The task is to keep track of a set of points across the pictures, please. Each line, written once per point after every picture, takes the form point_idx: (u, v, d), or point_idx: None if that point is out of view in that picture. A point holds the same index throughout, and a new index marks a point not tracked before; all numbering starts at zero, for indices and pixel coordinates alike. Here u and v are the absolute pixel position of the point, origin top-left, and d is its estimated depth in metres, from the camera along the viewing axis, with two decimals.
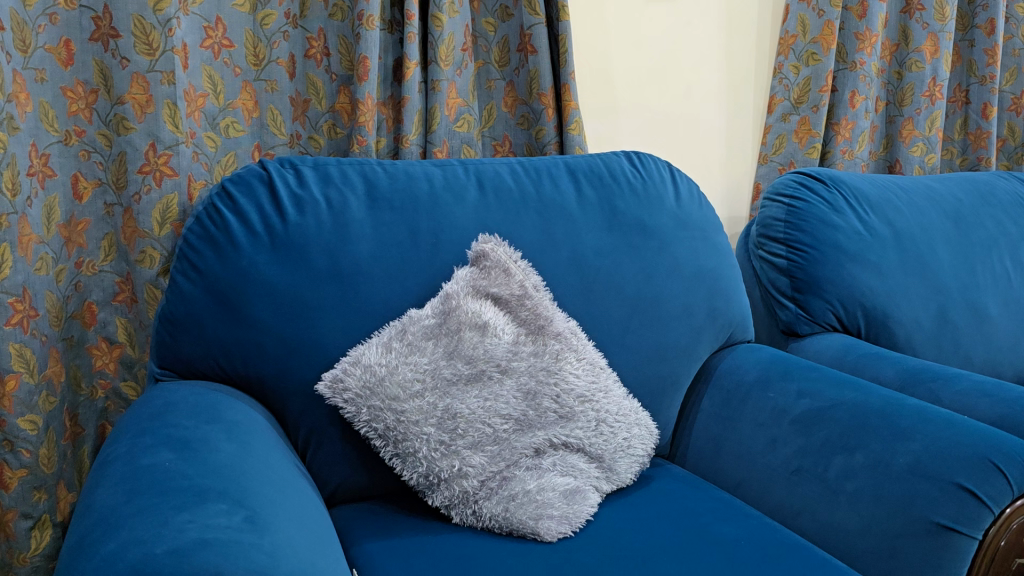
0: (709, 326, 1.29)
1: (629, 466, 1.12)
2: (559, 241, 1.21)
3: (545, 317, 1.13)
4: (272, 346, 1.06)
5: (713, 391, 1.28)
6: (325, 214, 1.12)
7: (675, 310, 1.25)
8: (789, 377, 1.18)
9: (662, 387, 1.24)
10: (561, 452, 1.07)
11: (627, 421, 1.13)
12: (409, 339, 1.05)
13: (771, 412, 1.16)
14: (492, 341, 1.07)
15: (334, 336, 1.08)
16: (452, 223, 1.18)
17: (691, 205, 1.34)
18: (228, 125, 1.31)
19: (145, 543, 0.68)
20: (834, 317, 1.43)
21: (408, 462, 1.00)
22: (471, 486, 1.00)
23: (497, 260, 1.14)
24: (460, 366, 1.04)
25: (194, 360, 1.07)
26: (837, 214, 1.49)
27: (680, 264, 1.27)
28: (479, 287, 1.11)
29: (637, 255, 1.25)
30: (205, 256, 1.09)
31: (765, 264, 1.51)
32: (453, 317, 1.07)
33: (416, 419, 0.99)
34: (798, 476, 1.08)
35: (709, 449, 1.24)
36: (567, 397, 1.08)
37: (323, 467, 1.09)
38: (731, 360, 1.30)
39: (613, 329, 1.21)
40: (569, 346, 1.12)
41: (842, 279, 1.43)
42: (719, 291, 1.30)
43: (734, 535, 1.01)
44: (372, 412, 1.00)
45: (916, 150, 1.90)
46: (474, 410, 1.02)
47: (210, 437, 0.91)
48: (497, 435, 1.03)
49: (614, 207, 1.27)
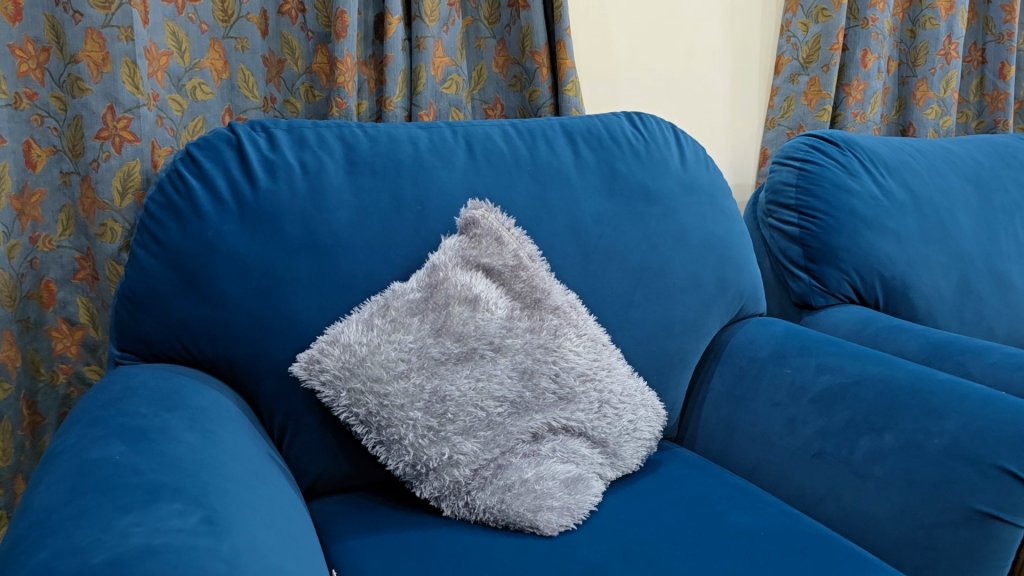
0: (719, 299, 1.19)
1: (635, 451, 1.03)
2: (556, 207, 1.11)
3: (541, 290, 1.03)
4: (242, 326, 0.97)
5: (724, 367, 1.19)
6: (300, 180, 1.02)
7: (682, 282, 1.16)
8: (806, 352, 1.09)
9: (669, 364, 1.15)
10: (561, 437, 0.98)
11: (633, 402, 1.04)
12: (393, 314, 0.95)
13: (788, 390, 1.07)
14: (484, 316, 0.97)
15: (310, 314, 0.98)
16: (438, 189, 1.08)
17: (698, 169, 1.24)
18: (195, 87, 1.20)
19: (82, 551, 0.59)
20: (850, 288, 1.34)
21: (393, 451, 0.91)
22: (462, 475, 0.91)
23: (489, 227, 1.04)
24: (449, 344, 0.94)
25: (157, 342, 0.97)
26: (852, 178, 1.39)
27: (687, 232, 1.18)
28: (469, 257, 1.01)
29: (640, 222, 1.15)
30: (167, 227, 0.99)
31: (776, 233, 1.41)
32: (441, 290, 0.97)
33: (401, 403, 0.90)
34: (821, 460, 0.99)
35: (720, 431, 1.15)
36: (567, 376, 0.99)
37: (301, 457, 0.99)
38: (742, 335, 1.20)
39: (615, 302, 1.11)
40: (568, 321, 1.03)
41: (859, 247, 1.34)
42: (729, 260, 1.20)
43: (752, 526, 0.92)
44: (352, 395, 0.90)
45: (930, 113, 1.81)
46: (465, 393, 0.93)
47: (169, 426, 0.81)
48: (491, 421, 0.93)
49: (614, 169, 1.17)
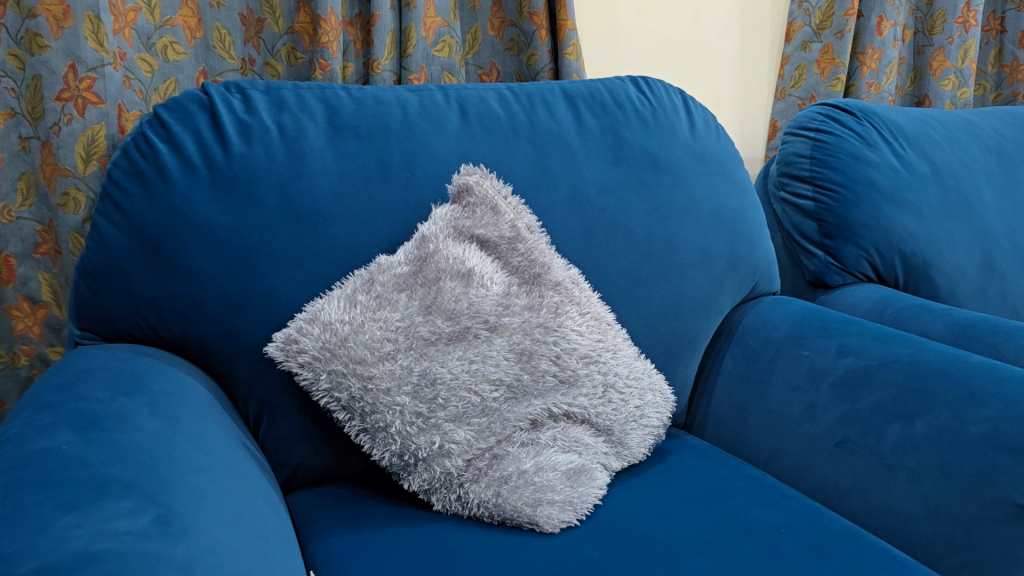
0: (731, 277, 1.11)
1: (642, 440, 0.95)
2: (556, 176, 1.03)
3: (540, 264, 0.95)
4: (213, 303, 0.88)
5: (736, 349, 1.11)
6: (277, 144, 0.94)
7: (691, 258, 1.07)
8: (826, 333, 1.01)
9: (678, 345, 1.07)
10: (562, 424, 0.90)
11: (640, 386, 0.96)
12: (378, 290, 0.86)
13: (807, 374, 0.99)
14: (479, 292, 0.89)
15: (288, 289, 0.90)
16: (429, 155, 0.99)
17: (708, 136, 1.15)
18: (167, 46, 1.11)
19: (8, 559, 0.51)
20: (868, 266, 1.26)
21: (379, 440, 0.83)
22: (454, 467, 0.83)
23: (483, 196, 0.95)
24: (440, 322, 0.86)
25: (119, 320, 0.88)
26: (871, 149, 1.31)
27: (697, 203, 1.09)
28: (462, 227, 0.93)
29: (646, 193, 1.06)
30: (131, 194, 0.90)
31: (788, 207, 1.33)
32: (431, 263, 0.89)
33: (387, 387, 0.82)
34: (844, 449, 0.91)
35: (733, 418, 1.07)
36: (568, 358, 0.90)
37: (279, 446, 0.91)
38: (755, 315, 1.12)
39: (620, 279, 1.03)
40: (570, 298, 0.94)
41: (878, 222, 1.26)
42: (742, 234, 1.12)
43: (771, 522, 0.85)
44: (333, 378, 0.82)
45: (947, 84, 1.72)
46: (457, 376, 0.84)
47: (126, 413, 0.73)
48: (485, 407, 0.85)
49: (618, 136, 1.08)
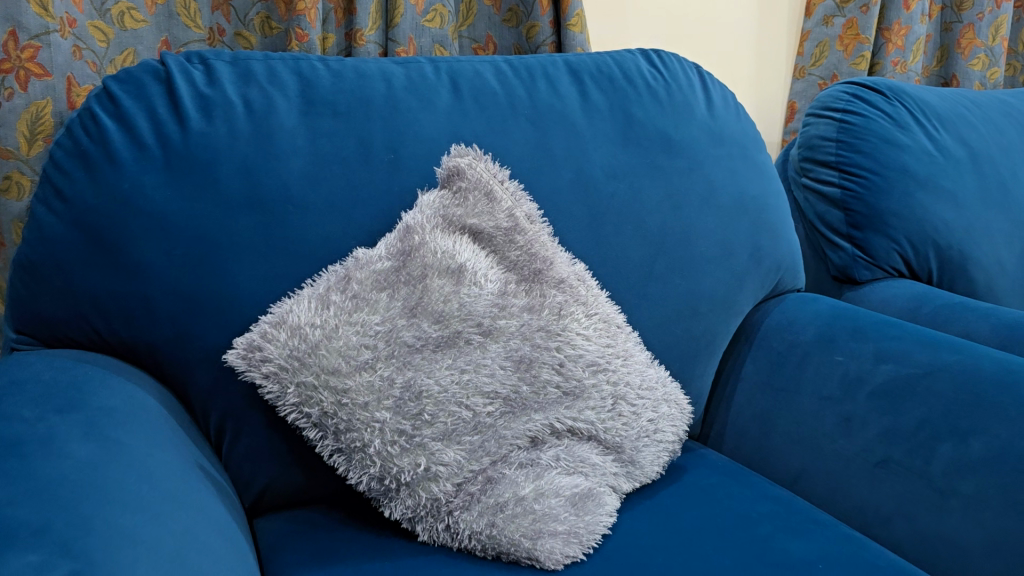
0: (753, 272, 1.00)
1: (655, 458, 0.84)
2: (558, 158, 0.91)
3: (542, 258, 0.83)
4: (167, 304, 0.77)
5: (758, 353, 1.00)
6: (243, 121, 0.82)
7: (709, 251, 0.96)
8: (861, 336, 0.90)
9: (694, 349, 0.96)
10: (565, 442, 0.79)
11: (654, 397, 0.84)
12: (354, 289, 0.75)
13: (840, 382, 0.88)
14: (471, 291, 0.77)
15: (253, 288, 0.79)
16: (416, 134, 0.87)
17: (727, 116, 1.04)
18: (123, 12, 0.99)
19: None
20: (900, 259, 1.15)
21: (355, 462, 0.73)
22: (442, 492, 0.72)
23: (477, 180, 0.83)
24: (426, 326, 0.75)
25: (60, 323, 0.77)
26: (902, 131, 1.19)
27: (715, 190, 0.98)
28: (452, 216, 0.81)
29: (660, 179, 0.95)
30: (73, 178, 0.78)
31: (811, 195, 1.21)
32: (417, 258, 0.77)
33: (365, 402, 0.71)
34: (887, 470, 0.80)
35: (755, 429, 0.96)
36: (573, 366, 0.79)
37: (244, 465, 0.80)
38: (779, 315, 1.01)
39: (630, 275, 0.92)
40: (575, 298, 0.83)
41: (912, 211, 1.15)
42: (765, 225, 1.01)
43: (807, 556, 0.74)
44: (301, 392, 0.71)
45: (976, 64, 1.61)
46: (446, 388, 0.73)
47: (54, 435, 0.62)
48: (478, 423, 0.74)
49: (629, 115, 0.97)
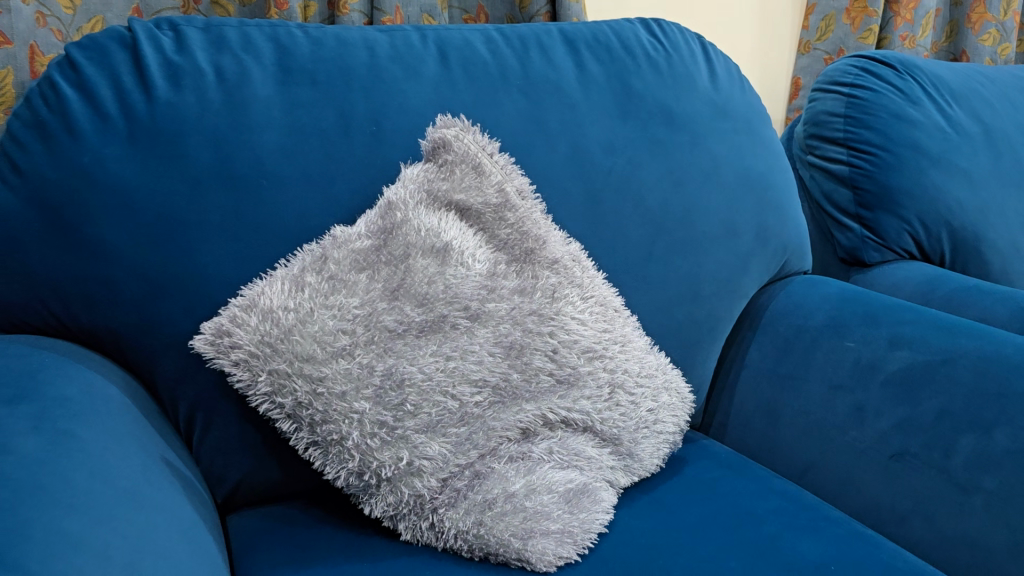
0: (758, 254, 0.94)
1: (655, 450, 0.79)
2: (553, 132, 0.86)
3: (534, 237, 0.77)
4: (130, 286, 0.71)
5: (763, 338, 0.94)
6: (213, 90, 0.76)
7: (713, 231, 0.91)
8: (873, 321, 0.85)
9: (697, 335, 0.91)
10: (559, 434, 0.73)
11: (653, 385, 0.79)
12: (331, 270, 0.70)
13: (851, 370, 0.83)
14: (458, 272, 0.72)
15: (223, 269, 0.73)
16: (400, 106, 0.81)
17: (731, 89, 0.98)
18: None
19: None
20: (911, 240, 1.10)
21: (333, 456, 0.68)
22: (426, 488, 0.67)
23: (465, 153, 0.76)
24: (409, 310, 0.69)
25: (13, 307, 0.71)
26: (914, 106, 1.14)
27: (719, 166, 0.92)
28: (437, 191, 0.75)
29: (661, 154, 0.90)
30: (29, 150, 0.71)
31: (818, 172, 1.16)
32: (399, 235, 0.72)
33: (342, 391, 0.66)
34: (902, 463, 0.75)
35: (759, 419, 0.90)
36: (568, 352, 0.74)
37: (216, 459, 0.76)
38: (785, 298, 0.96)
39: (629, 256, 0.87)
40: (570, 280, 0.77)
41: (924, 190, 1.09)
42: (771, 204, 0.95)
43: (818, 556, 0.69)
44: (273, 380, 0.66)
45: (987, 39, 1.55)
46: (430, 376, 0.68)
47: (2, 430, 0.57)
48: (465, 414, 0.69)
49: (628, 87, 0.91)
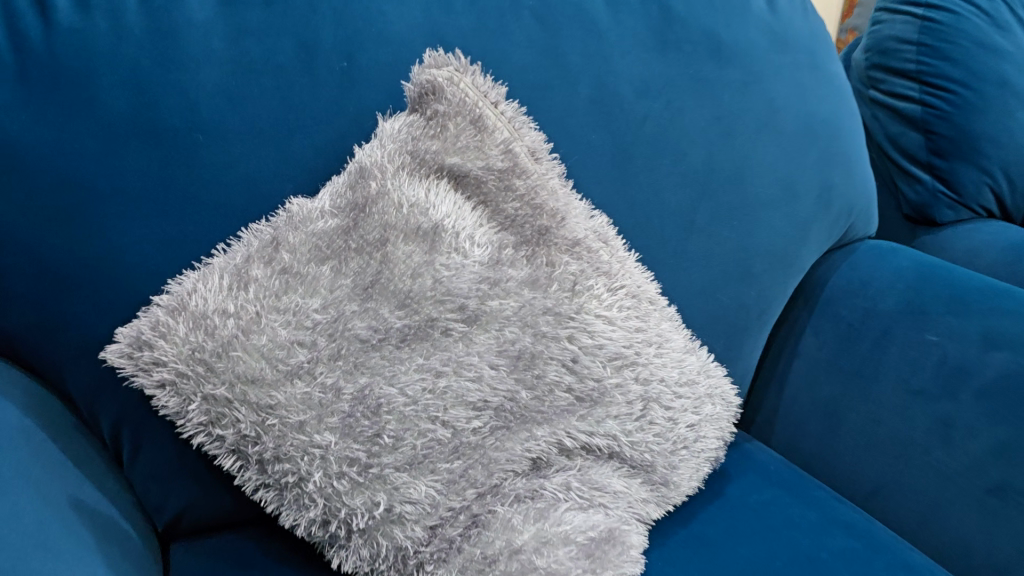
0: (819, 219, 0.78)
1: (694, 474, 0.64)
2: (574, 69, 0.67)
3: (549, 211, 0.59)
4: (27, 273, 0.55)
5: (819, 323, 0.78)
6: (134, 12, 0.56)
7: (767, 195, 0.74)
8: (961, 309, 0.69)
9: (741, 322, 0.76)
10: (579, 463, 0.58)
11: (695, 395, 0.63)
12: (284, 261, 0.53)
13: (936, 373, 0.67)
14: (451, 262, 0.54)
15: (147, 251, 0.57)
16: (377, 31, 0.62)
17: (792, 11, 0.77)
18: None
19: None
20: (993, 198, 0.95)
21: (291, 502, 0.53)
22: (410, 540, 0.53)
23: (461, 102, 0.57)
24: (387, 313, 0.53)
25: None
26: (1000, 33, 0.95)
27: (776, 111, 0.74)
28: (423, 154, 0.56)
29: (704, 96, 0.71)
30: None
31: (881, 112, 0.97)
32: (374, 213, 0.54)
33: (299, 422, 0.51)
34: (1004, 500, 0.61)
35: (815, 422, 0.75)
36: (592, 361, 0.58)
37: (150, 485, 0.61)
38: (848, 272, 0.79)
39: (664, 228, 0.71)
40: (595, 265, 0.60)
41: (1012, 138, 0.93)
42: (837, 157, 0.78)
43: None
44: (208, 409, 0.51)
45: None
46: (414, 400, 0.53)
47: None
48: (459, 445, 0.54)
49: (668, 7, 0.71)
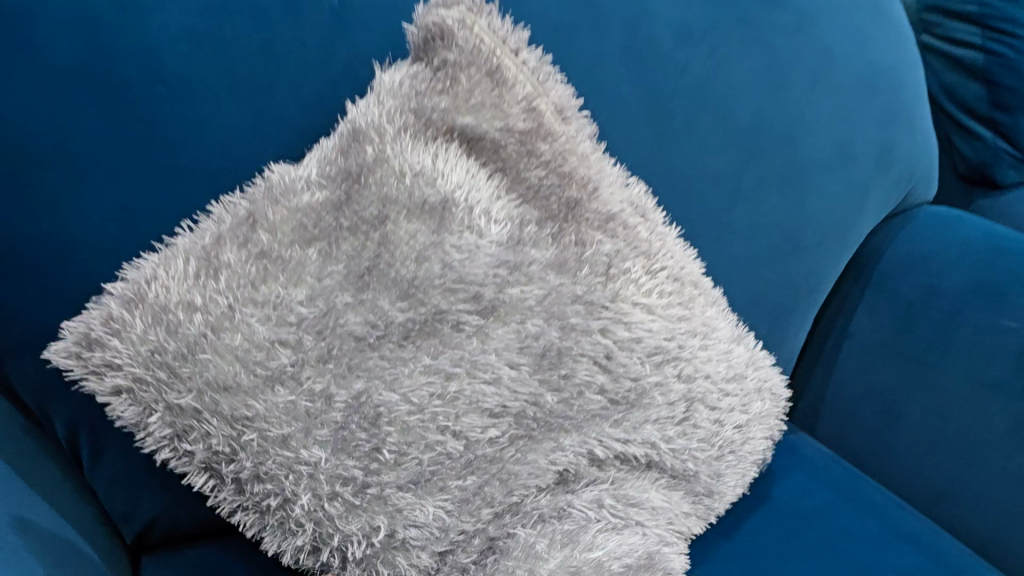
0: (878, 183, 0.69)
1: (736, 480, 0.57)
2: (610, 7, 0.56)
3: (578, 180, 0.50)
4: None
5: (875, 300, 0.69)
6: None
7: (823, 158, 0.65)
8: None
9: (784, 302, 0.69)
10: (612, 474, 0.51)
11: (743, 392, 0.56)
12: (262, 243, 0.43)
13: (1017, 367, 0.59)
14: (463, 243, 0.45)
15: (103, 228, 0.47)
16: None
17: None
18: None
19: None
20: None
21: (274, 526, 0.45)
22: (414, 568, 0.47)
23: (474, 50, 0.47)
24: (388, 305, 0.44)
25: None
26: None
27: (837, 63, 0.64)
28: (430, 113, 0.46)
29: (754, 45, 0.61)
30: None
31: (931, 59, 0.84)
32: (369, 185, 0.44)
33: (283, 436, 0.43)
34: None
35: (869, 413, 0.67)
36: (626, 356, 0.49)
37: (114, 494, 0.53)
38: (906, 242, 0.70)
39: (706, 197, 0.62)
40: (632, 241, 0.51)
41: None
42: (901, 113, 0.68)
43: None
44: (168, 423, 0.42)
45: None
46: (420, 409, 0.45)
47: None
48: (473, 459, 0.46)
49: None
